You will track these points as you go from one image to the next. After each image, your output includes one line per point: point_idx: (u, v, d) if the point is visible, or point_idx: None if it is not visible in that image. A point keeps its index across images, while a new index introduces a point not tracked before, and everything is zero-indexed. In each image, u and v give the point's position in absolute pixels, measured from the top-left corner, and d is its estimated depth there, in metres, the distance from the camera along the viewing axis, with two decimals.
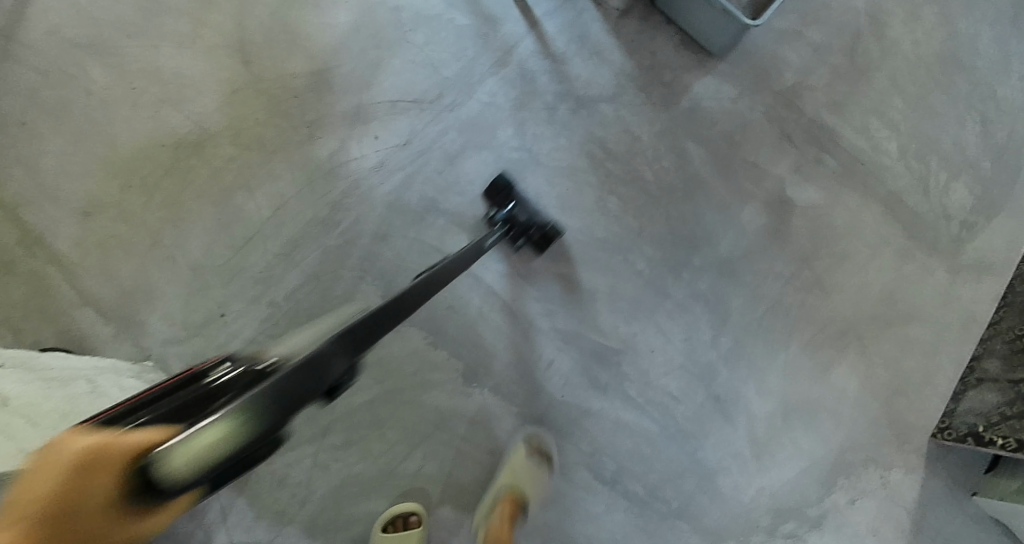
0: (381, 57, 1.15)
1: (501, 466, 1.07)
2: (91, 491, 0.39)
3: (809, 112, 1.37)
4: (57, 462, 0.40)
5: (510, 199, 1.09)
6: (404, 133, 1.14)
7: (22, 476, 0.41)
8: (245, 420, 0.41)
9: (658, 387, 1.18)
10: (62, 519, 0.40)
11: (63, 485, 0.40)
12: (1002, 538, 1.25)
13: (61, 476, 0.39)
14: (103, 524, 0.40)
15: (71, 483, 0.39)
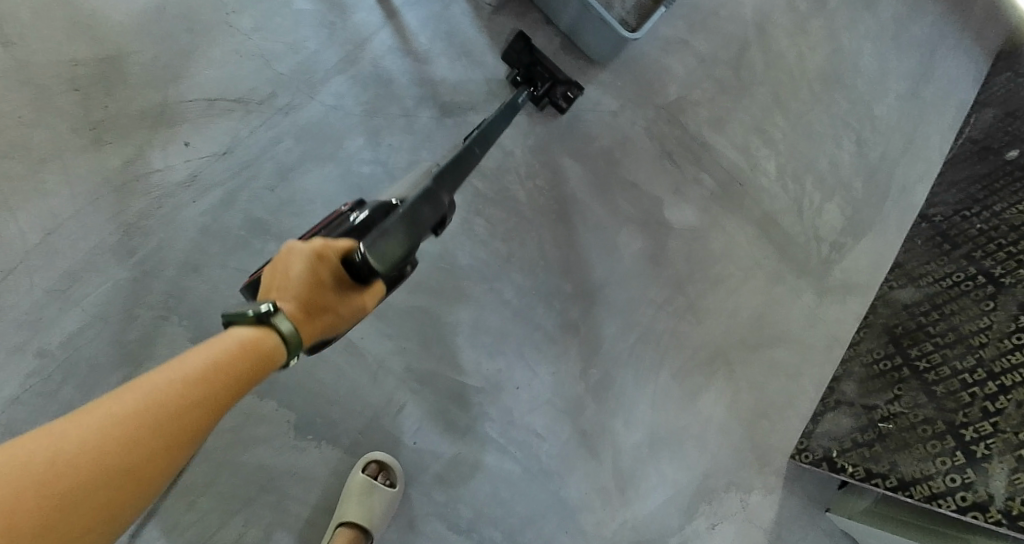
0: (197, 47, 0.96)
1: (342, 496, 0.94)
2: (326, 275, 0.53)
3: (691, 128, 1.31)
4: (297, 255, 0.53)
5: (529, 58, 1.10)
6: (224, 141, 0.95)
7: (272, 273, 0.54)
8: (401, 233, 0.54)
9: (522, 425, 1.09)
10: (312, 298, 0.53)
11: (308, 271, 0.52)
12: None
13: (303, 265, 0.52)
14: (336, 297, 0.54)
15: (313, 269, 0.53)
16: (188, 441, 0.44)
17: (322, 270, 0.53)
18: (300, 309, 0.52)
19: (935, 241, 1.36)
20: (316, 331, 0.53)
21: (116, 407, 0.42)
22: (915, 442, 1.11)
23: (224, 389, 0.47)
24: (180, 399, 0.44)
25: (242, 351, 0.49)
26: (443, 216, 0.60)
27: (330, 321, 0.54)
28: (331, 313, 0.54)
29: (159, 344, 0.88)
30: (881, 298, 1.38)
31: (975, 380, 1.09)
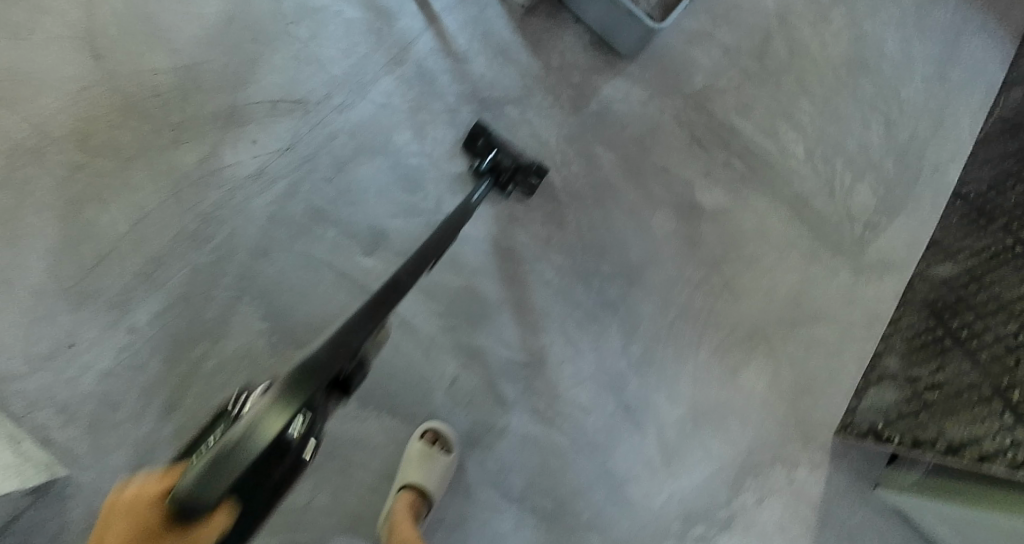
0: (260, 54, 1.05)
1: (403, 458, 1.00)
2: (144, 532, 0.41)
3: (718, 116, 1.36)
4: (120, 516, 0.43)
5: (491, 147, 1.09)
6: (286, 138, 1.04)
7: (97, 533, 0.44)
8: (231, 449, 0.42)
9: (568, 399, 1.13)
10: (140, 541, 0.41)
11: (124, 529, 0.41)
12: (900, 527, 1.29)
13: (115, 527, 0.41)
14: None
15: (129, 522, 0.42)
16: None
17: (150, 508, 0.42)
18: None
19: (972, 219, 1.38)
20: None
21: None
22: (962, 408, 1.11)
23: None
24: None
25: None
26: (314, 391, 0.47)
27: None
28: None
29: (234, 321, 0.96)
30: (919, 275, 1.41)
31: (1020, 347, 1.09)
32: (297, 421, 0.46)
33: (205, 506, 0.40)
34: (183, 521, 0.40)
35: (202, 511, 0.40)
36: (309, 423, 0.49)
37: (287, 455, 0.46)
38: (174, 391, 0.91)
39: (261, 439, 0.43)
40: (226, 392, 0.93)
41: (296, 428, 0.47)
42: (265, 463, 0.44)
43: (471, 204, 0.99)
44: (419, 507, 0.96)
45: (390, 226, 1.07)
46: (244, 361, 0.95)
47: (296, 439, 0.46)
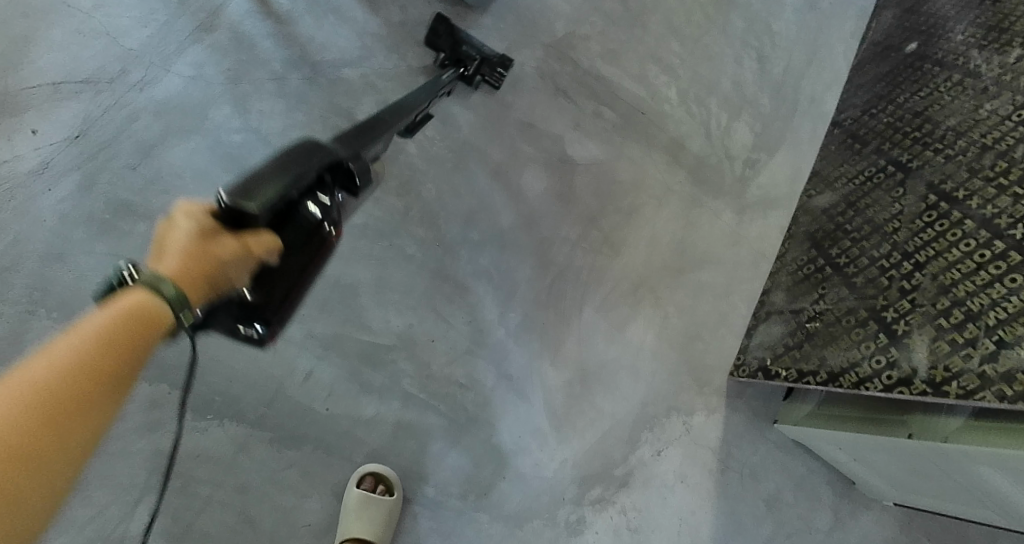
0: (35, 31, 0.93)
1: (342, 511, 0.94)
2: (200, 230, 0.51)
3: (583, 63, 1.28)
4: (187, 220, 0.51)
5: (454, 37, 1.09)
6: (75, 124, 0.92)
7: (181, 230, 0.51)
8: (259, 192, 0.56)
9: (442, 379, 1.05)
10: (207, 260, 0.50)
11: (192, 229, 0.50)
12: (790, 453, 1.32)
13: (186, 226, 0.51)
14: (221, 241, 0.50)
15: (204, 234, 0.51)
16: (108, 391, 0.43)
17: (205, 219, 0.52)
18: (186, 271, 0.49)
19: (848, 142, 1.40)
20: (199, 286, 0.49)
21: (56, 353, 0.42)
22: (841, 334, 1.11)
23: (117, 358, 0.44)
24: (92, 361, 0.42)
25: (135, 304, 0.46)
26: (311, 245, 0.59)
27: (219, 271, 0.50)
28: (224, 263, 0.50)
29: (29, 337, 0.85)
30: (801, 207, 1.40)
31: (892, 263, 1.11)
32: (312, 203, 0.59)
33: (252, 217, 0.51)
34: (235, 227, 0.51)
35: (249, 213, 0.51)
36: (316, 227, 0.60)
37: (304, 228, 0.58)
38: None
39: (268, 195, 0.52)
40: None
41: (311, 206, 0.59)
42: (283, 217, 0.57)
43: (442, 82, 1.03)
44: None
45: None
46: None
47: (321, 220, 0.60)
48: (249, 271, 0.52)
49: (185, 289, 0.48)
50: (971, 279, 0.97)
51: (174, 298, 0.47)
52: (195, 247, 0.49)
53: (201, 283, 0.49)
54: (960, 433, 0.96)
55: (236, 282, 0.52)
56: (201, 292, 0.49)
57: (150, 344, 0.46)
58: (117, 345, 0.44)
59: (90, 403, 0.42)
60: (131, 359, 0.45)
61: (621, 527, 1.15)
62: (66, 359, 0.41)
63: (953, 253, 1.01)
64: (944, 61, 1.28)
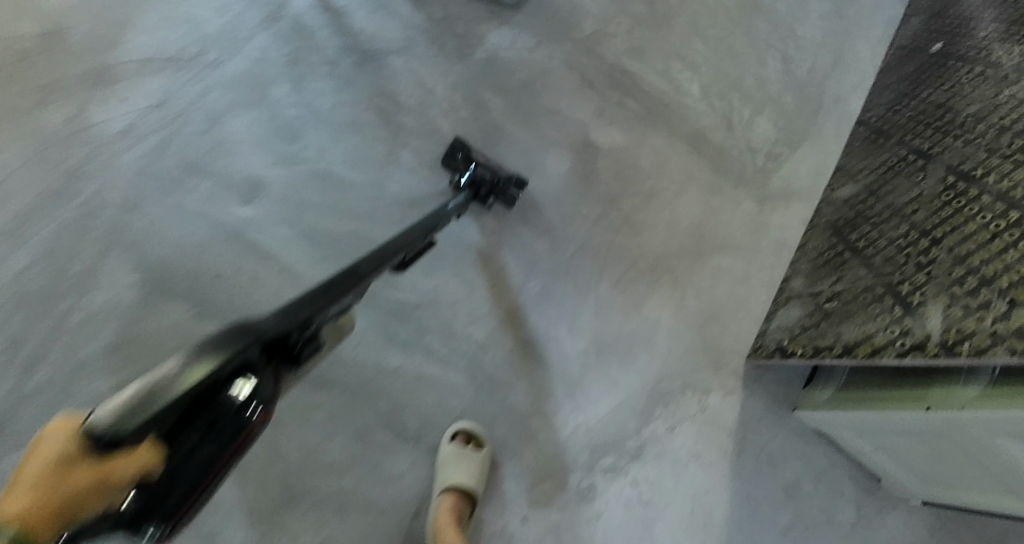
0: (132, 16, 1.06)
1: (438, 466, 1.03)
2: None
3: (610, 59, 1.36)
4: None
5: (471, 161, 1.13)
6: (157, 94, 1.05)
7: None
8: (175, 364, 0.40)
9: (463, 338, 1.12)
10: (57, 502, 0.33)
11: None
12: (811, 442, 1.31)
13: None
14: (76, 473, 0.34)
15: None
16: None
17: (60, 451, 0.35)
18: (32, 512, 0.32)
19: (871, 138, 1.42)
20: (43, 522, 0.32)
21: None
22: (858, 310, 1.11)
23: None
24: None
25: None
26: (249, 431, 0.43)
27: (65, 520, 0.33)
28: (78, 512, 0.34)
29: (102, 273, 0.96)
30: (823, 201, 1.42)
31: (910, 242, 1.11)
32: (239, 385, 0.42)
33: (107, 439, 0.35)
34: (105, 447, 0.35)
35: (113, 437, 0.35)
36: (269, 397, 0.46)
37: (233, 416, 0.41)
38: (39, 345, 0.92)
39: (183, 386, 0.38)
40: (97, 343, 0.94)
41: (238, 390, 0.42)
42: (188, 415, 0.40)
43: (448, 212, 1.00)
44: (462, 509, 1.00)
45: (268, 176, 1.07)
46: (114, 315, 0.95)
47: (245, 410, 0.42)
48: (113, 499, 0.36)
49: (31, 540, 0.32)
50: (986, 247, 0.95)
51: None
52: (49, 491, 0.33)
53: (54, 517, 0.33)
54: (976, 401, 0.93)
55: (100, 509, 0.35)
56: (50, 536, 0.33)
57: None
58: None
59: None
60: None
61: (632, 498, 1.16)
62: None
63: (970, 227, 1.01)
64: (967, 55, 1.30)
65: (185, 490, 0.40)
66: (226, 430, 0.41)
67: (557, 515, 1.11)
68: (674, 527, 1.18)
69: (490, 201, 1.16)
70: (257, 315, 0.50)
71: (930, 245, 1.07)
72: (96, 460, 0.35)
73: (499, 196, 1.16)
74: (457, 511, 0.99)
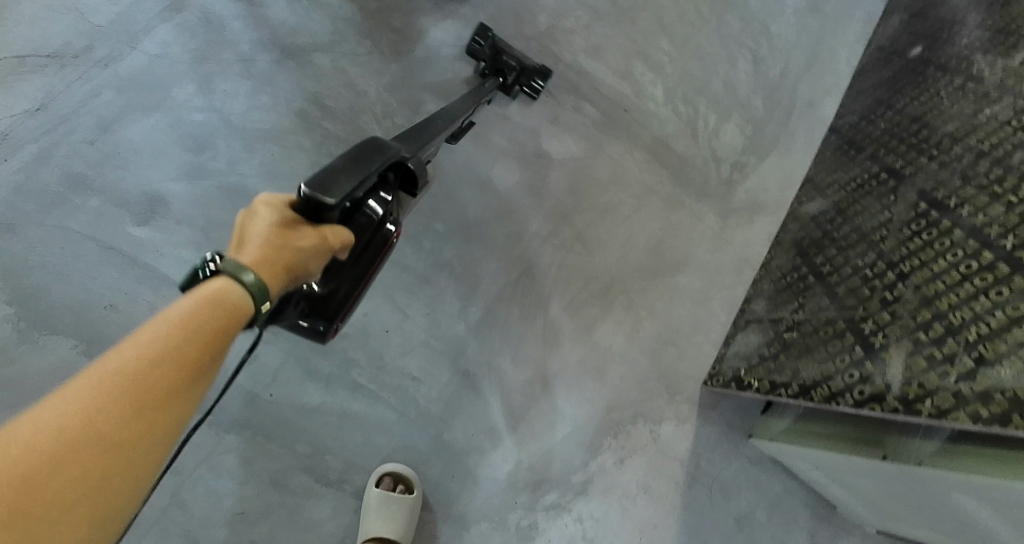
0: (4, 4, 0.93)
1: (364, 511, 0.95)
2: (223, 321, 0.42)
3: (565, 58, 1.25)
4: (224, 286, 0.44)
5: (497, 48, 1.11)
6: (37, 96, 0.92)
7: (222, 305, 0.43)
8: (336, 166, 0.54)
9: (395, 370, 1.03)
10: (289, 252, 0.48)
11: (198, 314, 0.41)
12: (767, 471, 1.26)
13: (216, 284, 0.43)
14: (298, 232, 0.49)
15: (229, 305, 0.43)
16: (178, 403, 0.39)
17: (280, 215, 0.49)
18: (266, 258, 0.46)
19: (843, 149, 1.33)
20: (281, 270, 0.47)
21: (126, 352, 0.38)
22: (817, 346, 1.04)
23: (192, 358, 0.40)
24: (165, 358, 0.39)
25: (221, 302, 0.42)
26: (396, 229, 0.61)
27: (297, 264, 0.48)
28: (302, 260, 0.49)
29: None
30: (790, 215, 1.34)
31: (875, 273, 1.05)
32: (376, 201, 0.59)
33: (322, 211, 0.50)
34: (312, 213, 0.51)
35: (327, 207, 0.50)
36: (394, 214, 0.63)
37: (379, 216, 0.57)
38: None
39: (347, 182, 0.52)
40: None
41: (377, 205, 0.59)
42: (350, 211, 0.56)
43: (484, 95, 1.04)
44: None
45: (170, 192, 0.95)
46: None
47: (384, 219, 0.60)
48: (320, 262, 0.51)
49: (270, 277, 0.46)
50: (955, 290, 0.90)
51: (256, 287, 0.44)
52: (275, 244, 0.47)
53: (283, 269, 0.47)
54: (933, 458, 0.88)
55: (310, 272, 0.51)
56: (282, 281, 0.47)
57: (233, 338, 0.43)
58: (202, 328, 0.41)
59: (172, 393, 0.39)
60: (211, 356, 0.42)
61: (576, 536, 1.10)
62: (127, 369, 0.37)
63: (940, 264, 0.95)
64: (947, 65, 1.21)
65: (351, 281, 0.58)
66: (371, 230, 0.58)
67: None
68: None
69: (515, 88, 1.14)
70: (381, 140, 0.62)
71: (896, 280, 1.00)
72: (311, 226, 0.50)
73: (524, 83, 1.15)
74: None
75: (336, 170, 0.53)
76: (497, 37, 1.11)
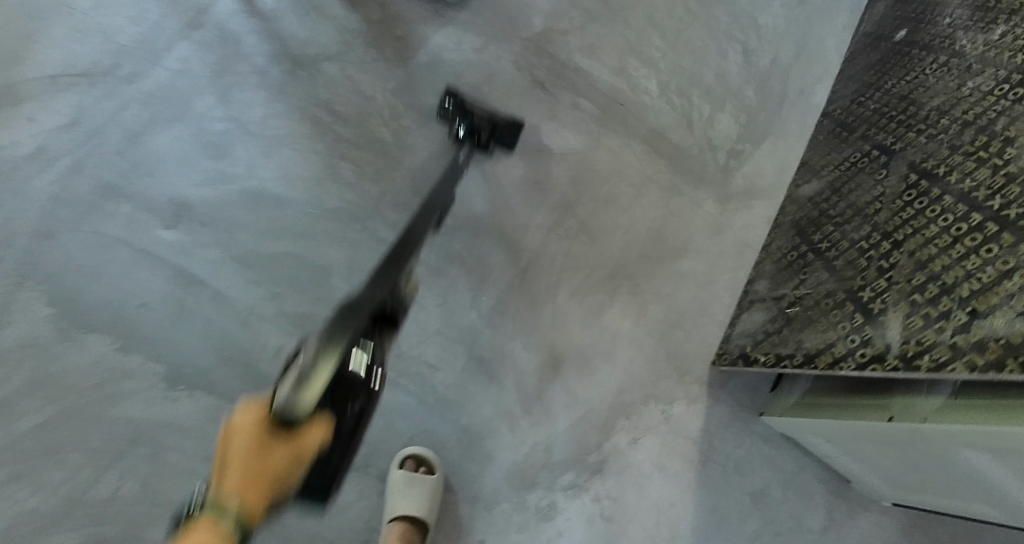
0: (36, 30, 1.01)
1: (388, 490, 0.99)
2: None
3: (562, 57, 1.31)
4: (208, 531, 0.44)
5: (465, 111, 1.12)
6: (69, 112, 0.99)
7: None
8: (316, 341, 0.55)
9: (412, 358, 1.08)
10: (268, 474, 0.47)
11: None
12: (780, 448, 1.28)
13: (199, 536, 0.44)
14: (276, 446, 0.49)
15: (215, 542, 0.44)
16: None
17: (258, 431, 0.49)
18: (249, 480, 0.47)
19: (836, 131, 1.37)
20: (262, 496, 0.47)
21: None
22: (819, 317, 1.08)
23: None
24: None
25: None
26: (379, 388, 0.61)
27: (279, 481, 0.48)
28: (283, 477, 0.48)
29: (14, 307, 0.91)
30: (788, 198, 1.38)
31: (871, 244, 1.08)
32: (357, 357, 0.58)
33: (300, 415, 0.50)
34: (286, 425, 0.50)
35: (301, 415, 0.49)
36: (375, 359, 0.63)
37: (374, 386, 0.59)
38: None
39: (326, 369, 0.52)
40: (12, 383, 0.89)
41: (358, 361, 0.58)
42: (333, 391, 0.54)
43: (455, 168, 1.07)
44: (411, 538, 0.96)
45: (194, 197, 1.01)
46: (28, 352, 0.90)
47: (368, 381, 0.59)
48: (298, 476, 0.49)
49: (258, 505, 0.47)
50: (947, 252, 0.93)
51: (239, 525, 0.45)
52: (255, 462, 0.47)
53: (265, 489, 0.47)
54: (938, 413, 0.90)
55: (290, 490, 0.50)
56: (269, 499, 0.47)
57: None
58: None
59: None
60: None
61: (594, 515, 1.12)
62: None
63: (931, 229, 0.98)
64: (931, 44, 1.26)
65: (344, 446, 0.56)
66: (354, 396, 0.56)
67: (516, 538, 1.07)
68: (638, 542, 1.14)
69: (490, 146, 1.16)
70: (348, 301, 0.62)
71: (891, 249, 1.03)
72: (287, 437, 0.49)
73: (499, 138, 1.15)
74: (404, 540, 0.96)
75: (313, 349, 0.54)
76: (464, 99, 1.12)
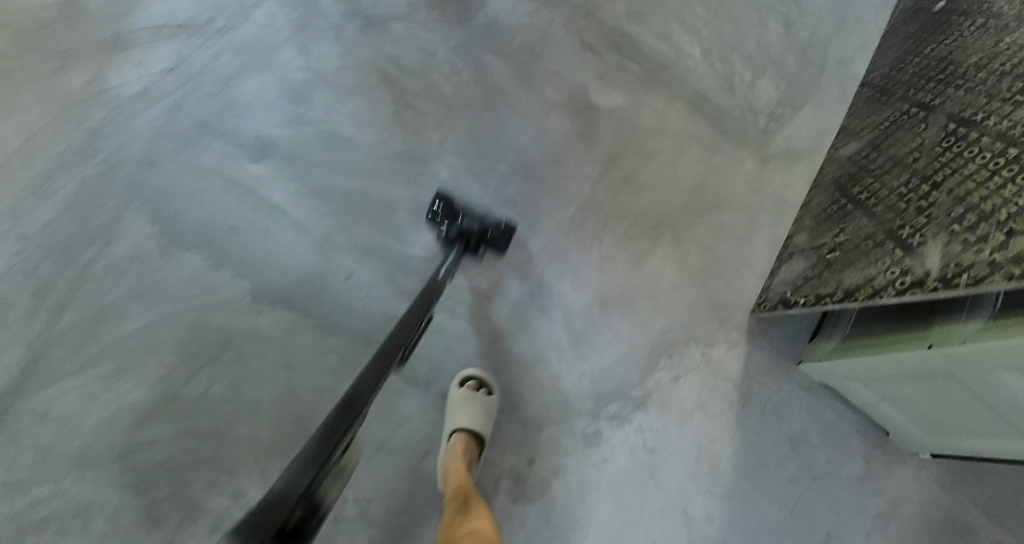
0: None
1: (449, 408, 1.06)
2: None
3: (609, 23, 1.39)
4: None
5: (457, 213, 1.12)
6: (170, 59, 1.11)
7: None
8: None
9: (469, 290, 1.17)
10: None
11: None
12: (819, 395, 1.32)
13: None
14: None
15: None
16: None
17: None
18: None
19: (875, 97, 1.42)
20: None
21: None
22: (859, 257, 1.12)
23: None
24: None
25: None
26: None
27: None
28: None
29: (122, 224, 1.02)
30: (827, 160, 1.43)
31: (910, 189, 1.12)
32: None
33: None
34: None
35: None
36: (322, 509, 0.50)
37: None
38: (66, 291, 0.98)
39: None
40: (119, 289, 1.00)
41: None
42: None
43: (438, 279, 0.98)
44: (471, 449, 1.01)
45: (278, 136, 1.12)
46: (134, 264, 1.01)
47: None
48: None
49: None
50: (985, 185, 0.96)
51: None
52: None
53: None
54: (978, 334, 0.93)
55: None
56: None
57: None
58: None
59: None
60: None
61: (638, 445, 1.18)
62: None
63: (969, 168, 1.01)
64: (970, 10, 1.29)
65: None
66: None
67: (564, 460, 1.14)
68: (680, 473, 1.20)
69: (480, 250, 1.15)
70: (305, 462, 0.52)
71: (930, 190, 1.06)
72: None
73: (489, 242, 1.15)
74: (465, 452, 1.01)
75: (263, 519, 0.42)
76: (457, 201, 1.13)
